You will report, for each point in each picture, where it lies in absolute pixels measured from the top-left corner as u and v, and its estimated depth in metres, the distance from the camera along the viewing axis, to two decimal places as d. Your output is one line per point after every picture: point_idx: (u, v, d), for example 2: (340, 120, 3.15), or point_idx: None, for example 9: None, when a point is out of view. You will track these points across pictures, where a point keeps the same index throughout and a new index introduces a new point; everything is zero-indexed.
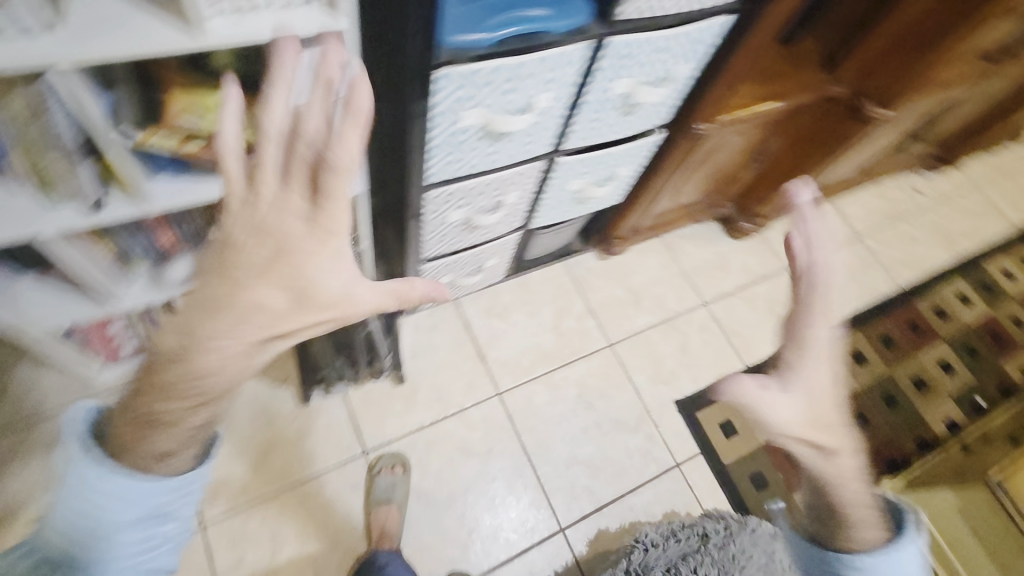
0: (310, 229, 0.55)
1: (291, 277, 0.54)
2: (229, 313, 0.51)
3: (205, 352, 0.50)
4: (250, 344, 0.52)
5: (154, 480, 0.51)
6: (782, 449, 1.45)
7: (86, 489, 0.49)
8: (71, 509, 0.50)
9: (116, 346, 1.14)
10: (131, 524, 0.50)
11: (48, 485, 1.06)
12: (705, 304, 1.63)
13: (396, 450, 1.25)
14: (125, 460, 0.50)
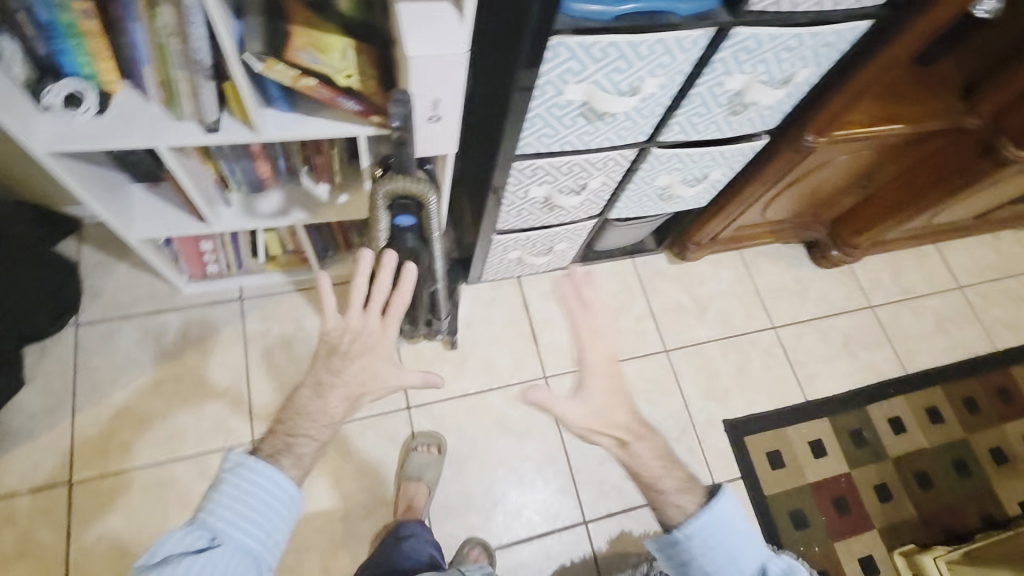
0: (379, 320, 0.74)
1: (360, 350, 0.73)
2: (344, 372, 0.71)
3: (314, 399, 0.71)
4: (349, 397, 0.71)
5: (286, 483, 0.67)
6: (830, 491, 1.38)
7: (243, 482, 0.65)
8: (226, 503, 0.65)
9: (205, 263, 1.21)
10: (266, 517, 0.66)
11: (127, 378, 1.16)
12: (774, 328, 1.55)
13: (438, 411, 1.27)
14: (273, 467, 0.66)
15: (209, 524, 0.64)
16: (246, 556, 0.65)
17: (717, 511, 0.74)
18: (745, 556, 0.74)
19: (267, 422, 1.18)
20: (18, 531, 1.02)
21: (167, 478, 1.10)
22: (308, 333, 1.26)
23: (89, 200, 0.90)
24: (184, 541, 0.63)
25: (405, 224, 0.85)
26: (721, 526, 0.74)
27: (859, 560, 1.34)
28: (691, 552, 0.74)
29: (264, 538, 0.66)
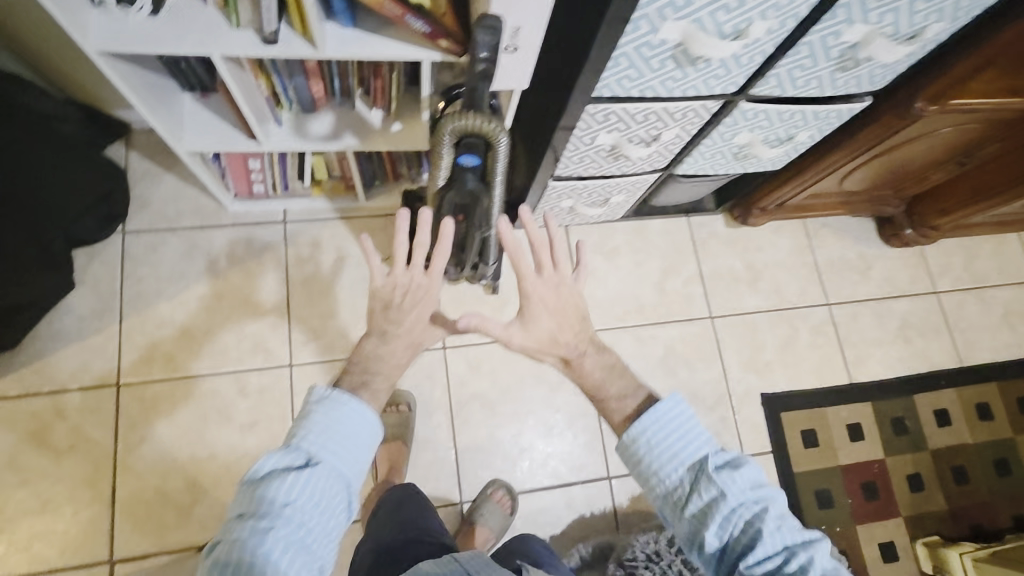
0: (423, 274, 0.74)
1: (409, 309, 0.74)
2: (403, 322, 0.74)
3: (373, 346, 0.73)
4: (412, 344, 0.74)
5: (370, 412, 0.68)
6: (861, 475, 1.35)
7: (332, 409, 0.66)
8: (318, 427, 0.65)
9: (252, 183, 1.18)
10: (355, 443, 0.67)
11: (172, 291, 1.17)
12: (828, 305, 1.48)
13: (474, 355, 1.25)
14: (357, 397, 0.68)
15: (303, 447, 0.64)
16: (338, 480, 0.65)
17: (666, 409, 0.71)
18: (690, 446, 0.70)
19: (306, 347, 1.19)
20: (70, 425, 1.07)
21: (208, 391, 1.13)
22: (350, 263, 1.24)
23: (142, 109, 0.87)
24: (282, 462, 0.63)
25: (469, 164, 0.79)
26: (670, 418, 0.71)
27: (880, 544, 1.32)
28: (638, 451, 0.71)
29: (354, 463, 0.67)
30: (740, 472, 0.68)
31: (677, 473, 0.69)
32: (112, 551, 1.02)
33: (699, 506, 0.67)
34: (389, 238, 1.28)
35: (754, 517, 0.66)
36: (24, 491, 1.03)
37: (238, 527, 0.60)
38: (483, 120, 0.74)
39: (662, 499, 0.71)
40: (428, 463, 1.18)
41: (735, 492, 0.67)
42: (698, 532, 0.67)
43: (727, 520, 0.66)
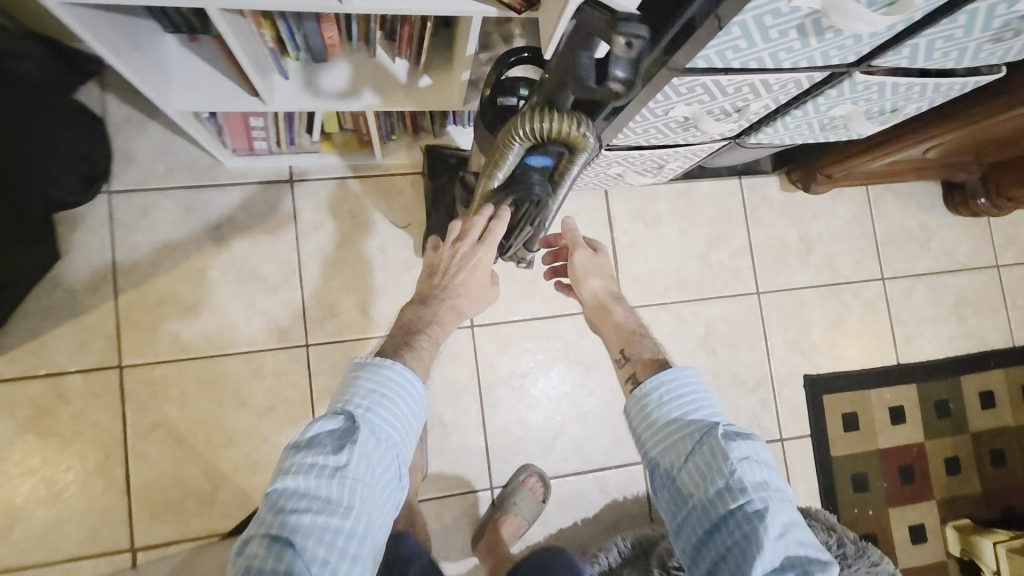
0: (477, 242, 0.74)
1: (455, 277, 0.74)
2: (449, 286, 0.73)
3: (418, 307, 0.73)
4: (454, 311, 0.74)
5: (413, 375, 0.66)
6: (898, 459, 1.34)
7: (379, 374, 0.65)
8: (363, 392, 0.64)
9: (253, 139, 1.01)
10: (400, 410, 0.65)
11: (172, 262, 1.05)
12: (882, 280, 1.37)
13: (504, 334, 1.16)
14: (402, 361, 0.67)
15: (348, 411, 0.63)
16: (386, 446, 0.63)
17: (683, 371, 0.71)
18: (703, 412, 0.68)
19: (323, 325, 1.09)
20: (73, 410, 0.99)
21: (221, 372, 1.04)
22: (369, 231, 1.11)
23: (110, 56, 0.68)
24: (326, 427, 0.62)
25: (538, 162, 0.71)
26: (688, 379, 0.70)
27: (909, 527, 1.33)
28: (648, 404, 0.70)
29: (400, 432, 0.65)
30: (752, 451, 0.65)
31: (684, 435, 0.67)
32: (132, 539, 0.99)
33: (703, 467, 0.64)
34: (411, 201, 1.13)
35: (759, 498, 0.61)
36: (33, 478, 0.98)
37: (283, 493, 0.59)
38: (571, 122, 0.65)
39: (660, 460, 0.67)
40: (456, 449, 1.13)
41: (743, 463, 0.63)
42: (694, 497, 0.64)
43: (728, 492, 0.62)
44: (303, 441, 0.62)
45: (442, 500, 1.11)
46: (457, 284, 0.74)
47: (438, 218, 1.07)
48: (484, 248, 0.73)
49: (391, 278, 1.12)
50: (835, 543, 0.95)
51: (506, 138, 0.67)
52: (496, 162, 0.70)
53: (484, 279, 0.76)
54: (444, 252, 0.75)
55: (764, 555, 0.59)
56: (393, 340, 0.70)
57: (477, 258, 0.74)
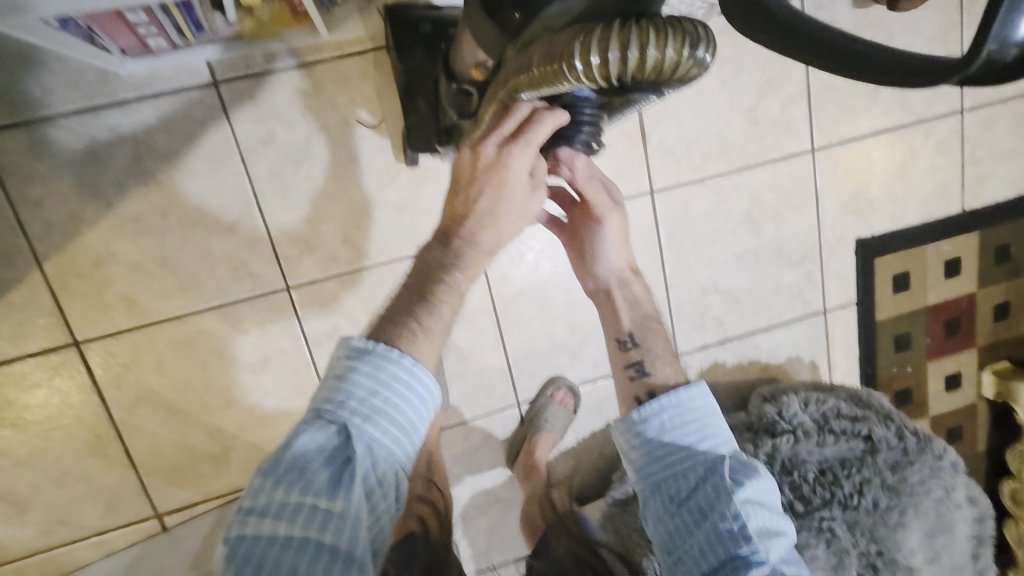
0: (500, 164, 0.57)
1: (480, 208, 0.58)
2: (475, 223, 0.59)
3: (435, 254, 0.60)
4: (485, 252, 0.60)
5: (427, 375, 0.57)
6: (947, 313, 1.22)
7: (380, 372, 0.55)
8: (359, 394, 0.55)
9: (142, 35, 0.72)
10: (406, 415, 0.56)
11: (93, 211, 0.83)
12: (960, 112, 1.13)
13: (515, 240, 0.99)
14: (410, 355, 0.56)
15: (342, 420, 0.54)
16: (388, 462, 0.55)
17: (688, 392, 0.69)
18: (708, 441, 0.67)
19: (301, 263, 0.91)
20: (41, 395, 0.87)
21: (196, 333, 0.90)
22: (333, 139, 0.88)
23: None
24: (316, 440, 0.54)
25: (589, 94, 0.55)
26: (695, 402, 0.68)
27: (945, 377, 1.26)
28: (650, 430, 0.68)
29: (404, 438, 0.56)
30: (757, 490, 0.63)
31: (687, 466, 0.65)
32: (155, 506, 0.94)
33: (703, 505, 0.62)
34: (378, 89, 0.87)
35: (760, 544, 0.59)
36: (24, 470, 0.89)
37: (265, 526, 0.51)
38: (684, 49, 0.43)
39: (660, 489, 0.66)
40: (477, 372, 1.03)
41: (748, 505, 0.61)
42: (693, 535, 0.62)
43: (729, 536, 0.60)
44: (286, 460, 0.53)
45: (469, 422, 1.05)
46: (482, 211, 0.58)
47: (415, 116, 0.82)
48: (517, 153, 0.56)
49: (372, 195, 0.91)
50: (896, 438, 0.94)
51: (549, 72, 0.45)
52: (520, 89, 0.50)
53: (523, 202, 0.59)
54: (464, 158, 0.58)
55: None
56: (408, 292, 0.60)
57: (510, 171, 0.56)
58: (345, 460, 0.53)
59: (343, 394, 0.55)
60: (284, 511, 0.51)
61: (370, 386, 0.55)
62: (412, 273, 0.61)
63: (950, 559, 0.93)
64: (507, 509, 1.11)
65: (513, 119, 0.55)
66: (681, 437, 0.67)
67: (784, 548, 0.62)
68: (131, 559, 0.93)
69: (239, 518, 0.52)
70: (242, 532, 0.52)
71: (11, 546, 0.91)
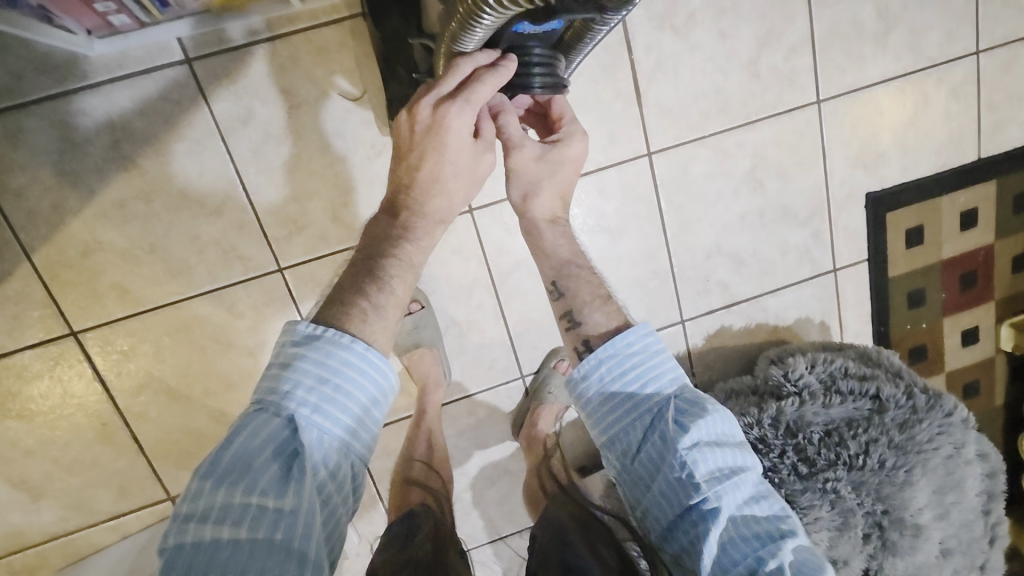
0: (439, 127, 0.58)
1: (425, 176, 0.61)
2: (418, 190, 0.61)
3: (382, 223, 0.62)
4: (430, 220, 0.62)
5: (383, 358, 0.57)
6: (963, 267, 1.17)
7: (329, 359, 0.54)
8: (306, 382, 0.54)
9: (104, 13, 0.70)
10: (356, 402, 0.56)
11: (77, 200, 0.82)
12: (977, 54, 1.06)
13: (509, 211, 0.96)
14: (361, 339, 0.56)
15: (289, 411, 0.54)
16: (337, 445, 0.55)
17: (624, 337, 0.63)
18: (652, 385, 0.63)
19: (291, 243, 0.89)
20: (44, 386, 0.87)
21: (191, 319, 0.89)
22: (314, 113, 0.85)
23: None
24: (261, 436, 0.53)
25: (534, 30, 0.59)
26: (636, 345, 0.63)
27: (962, 332, 1.22)
28: (592, 385, 0.63)
29: (353, 424, 0.56)
30: (706, 431, 0.61)
31: (635, 416, 0.62)
32: (166, 490, 0.96)
33: (655, 457, 0.60)
34: (358, 59, 0.84)
35: (715, 491, 0.58)
36: (35, 459, 0.90)
37: (206, 532, 0.49)
38: None
39: (613, 444, 0.63)
40: (477, 347, 1.02)
41: (698, 451, 0.59)
42: (650, 487, 0.61)
43: (682, 485, 0.59)
44: (225, 461, 0.51)
45: (472, 397, 1.04)
46: (426, 178, 0.61)
47: (396, 86, 0.79)
48: (455, 113, 0.57)
49: (358, 170, 0.88)
50: (904, 396, 0.92)
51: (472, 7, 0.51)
52: (455, 32, 0.56)
53: (464, 165, 0.61)
54: (403, 123, 0.60)
55: (723, 548, 0.57)
56: (357, 266, 0.61)
57: (450, 131, 0.58)
58: (293, 454, 0.53)
59: (287, 387, 0.54)
60: (226, 514, 0.50)
61: (316, 372, 0.54)
62: (362, 246, 0.63)
63: (959, 515, 0.91)
64: (514, 481, 1.11)
65: (451, 76, 0.58)
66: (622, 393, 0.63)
67: (744, 488, 0.60)
68: (145, 542, 0.94)
69: (176, 527, 0.50)
70: (181, 540, 0.49)
71: (29, 532, 0.93)
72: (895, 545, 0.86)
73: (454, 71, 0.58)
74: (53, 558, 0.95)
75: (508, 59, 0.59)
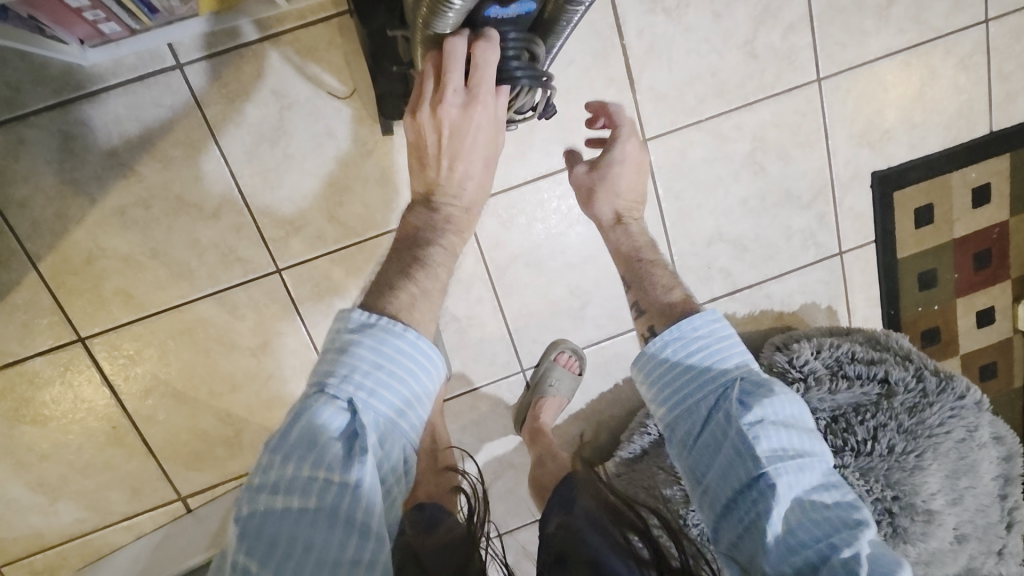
0: (467, 120, 0.59)
1: (462, 167, 0.61)
2: (455, 184, 0.62)
3: (418, 216, 0.62)
4: (467, 208, 0.63)
5: (433, 351, 0.56)
6: (977, 245, 1.13)
7: (384, 345, 0.54)
8: (364, 367, 0.53)
9: (94, 22, 0.71)
10: (410, 389, 0.55)
11: (78, 208, 0.84)
12: (984, 23, 1.03)
13: (505, 205, 0.96)
14: (412, 328, 0.56)
15: (349, 394, 0.52)
16: (389, 429, 0.53)
17: (688, 321, 0.64)
18: (717, 366, 0.62)
19: (289, 243, 0.90)
20: (55, 391, 0.90)
21: (195, 322, 0.90)
22: (305, 112, 0.85)
23: None
24: (324, 417, 0.51)
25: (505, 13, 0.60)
26: (702, 329, 0.64)
27: (977, 312, 1.18)
28: (658, 366, 0.64)
29: (405, 410, 0.54)
30: (772, 410, 0.58)
31: (700, 396, 0.61)
32: (178, 490, 0.98)
33: (717, 436, 0.59)
34: (347, 56, 0.84)
35: (780, 468, 0.55)
36: (50, 463, 0.92)
37: (276, 503, 0.49)
38: None
39: (676, 424, 0.62)
40: (478, 341, 1.02)
41: (763, 428, 0.57)
42: (711, 463, 0.59)
43: (742, 460, 0.56)
44: (293, 437, 0.50)
45: (476, 391, 1.05)
46: (461, 174, 0.61)
47: (385, 82, 0.79)
48: (482, 106, 0.58)
49: (353, 168, 0.89)
50: (914, 379, 0.90)
51: None
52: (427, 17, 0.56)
53: (495, 151, 0.62)
54: (427, 127, 0.59)
55: (790, 530, 0.54)
56: (399, 256, 0.61)
57: (479, 124, 0.59)
58: (353, 437, 0.51)
59: (346, 368, 0.53)
60: (292, 486, 0.49)
61: (371, 357, 0.53)
62: (400, 238, 0.63)
63: (973, 500, 0.88)
64: (521, 474, 1.11)
65: (455, 64, 0.57)
66: (677, 374, 0.63)
67: (813, 474, 0.57)
68: (159, 540, 0.96)
69: (249, 495, 0.50)
70: (253, 509, 0.49)
71: (48, 534, 0.96)
72: (906, 532, 0.84)
73: (461, 58, 0.57)
74: (73, 558, 0.98)
75: (490, 31, 0.58)
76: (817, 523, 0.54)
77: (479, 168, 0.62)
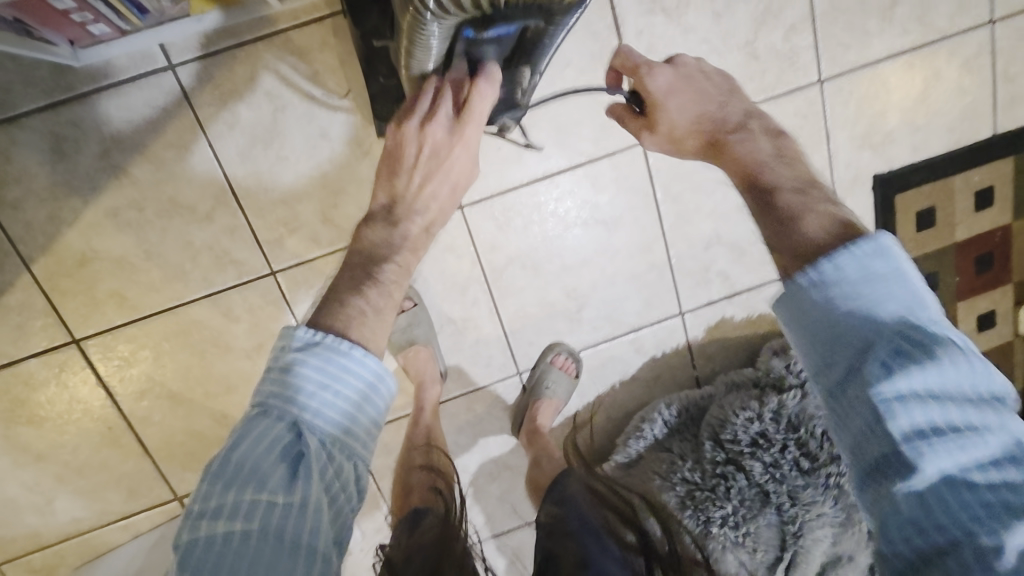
0: (445, 151, 0.62)
1: (430, 192, 0.63)
2: (411, 197, 0.63)
3: (374, 229, 0.63)
4: (424, 225, 0.64)
5: (381, 364, 0.56)
6: (978, 248, 1.12)
7: (329, 364, 0.53)
8: (308, 388, 0.53)
9: (83, 23, 0.70)
10: (355, 406, 0.54)
11: (70, 210, 0.83)
12: (990, 23, 1.01)
13: (501, 208, 0.95)
14: (360, 345, 0.55)
15: (293, 415, 0.52)
16: (336, 442, 0.53)
17: (837, 256, 0.48)
18: (869, 314, 0.47)
19: (283, 245, 0.89)
20: (50, 393, 0.90)
21: (189, 323, 0.90)
22: (299, 114, 0.84)
23: None
24: (267, 437, 0.51)
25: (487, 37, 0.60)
26: (848, 265, 0.47)
27: (978, 316, 1.16)
28: (803, 305, 0.49)
29: (351, 426, 0.54)
30: (928, 373, 0.43)
31: (843, 346, 0.47)
32: (173, 490, 0.98)
33: (856, 397, 0.46)
34: (340, 57, 0.83)
35: (923, 449, 0.42)
36: (46, 463, 0.93)
37: (219, 531, 0.47)
38: None
39: (814, 376, 0.49)
40: (474, 343, 1.02)
41: (904, 399, 0.43)
42: (850, 427, 0.46)
43: (879, 431, 0.44)
44: (233, 463, 0.50)
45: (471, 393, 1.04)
46: (425, 191, 0.63)
47: (379, 84, 0.78)
48: (464, 144, 0.62)
49: (347, 170, 0.88)
50: None
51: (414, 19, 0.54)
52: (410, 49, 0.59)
53: (462, 180, 0.65)
54: (410, 140, 0.61)
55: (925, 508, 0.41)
56: (351, 272, 0.61)
57: (454, 158, 0.62)
58: (298, 457, 0.51)
59: (289, 388, 0.53)
60: (232, 514, 0.48)
61: (315, 377, 0.53)
62: (355, 254, 0.63)
63: None
64: (517, 475, 1.11)
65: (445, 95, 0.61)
66: (824, 313, 0.48)
67: (981, 451, 0.42)
68: (157, 539, 0.97)
69: (188, 523, 0.49)
70: (193, 537, 0.47)
71: (45, 533, 0.96)
72: None
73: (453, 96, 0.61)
74: (70, 557, 0.98)
75: (490, 72, 0.61)
76: (963, 506, 0.41)
77: (438, 188, 0.63)
